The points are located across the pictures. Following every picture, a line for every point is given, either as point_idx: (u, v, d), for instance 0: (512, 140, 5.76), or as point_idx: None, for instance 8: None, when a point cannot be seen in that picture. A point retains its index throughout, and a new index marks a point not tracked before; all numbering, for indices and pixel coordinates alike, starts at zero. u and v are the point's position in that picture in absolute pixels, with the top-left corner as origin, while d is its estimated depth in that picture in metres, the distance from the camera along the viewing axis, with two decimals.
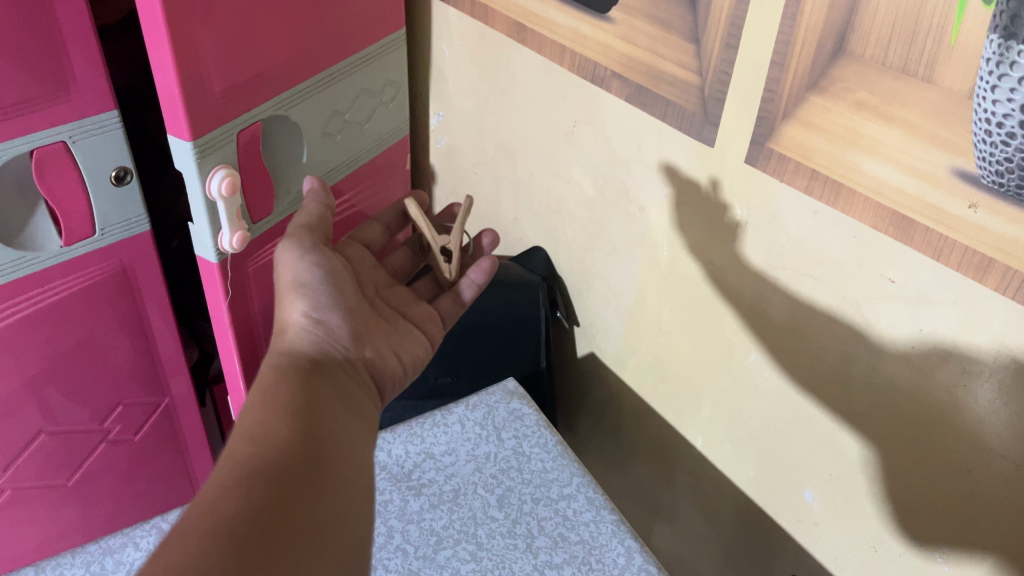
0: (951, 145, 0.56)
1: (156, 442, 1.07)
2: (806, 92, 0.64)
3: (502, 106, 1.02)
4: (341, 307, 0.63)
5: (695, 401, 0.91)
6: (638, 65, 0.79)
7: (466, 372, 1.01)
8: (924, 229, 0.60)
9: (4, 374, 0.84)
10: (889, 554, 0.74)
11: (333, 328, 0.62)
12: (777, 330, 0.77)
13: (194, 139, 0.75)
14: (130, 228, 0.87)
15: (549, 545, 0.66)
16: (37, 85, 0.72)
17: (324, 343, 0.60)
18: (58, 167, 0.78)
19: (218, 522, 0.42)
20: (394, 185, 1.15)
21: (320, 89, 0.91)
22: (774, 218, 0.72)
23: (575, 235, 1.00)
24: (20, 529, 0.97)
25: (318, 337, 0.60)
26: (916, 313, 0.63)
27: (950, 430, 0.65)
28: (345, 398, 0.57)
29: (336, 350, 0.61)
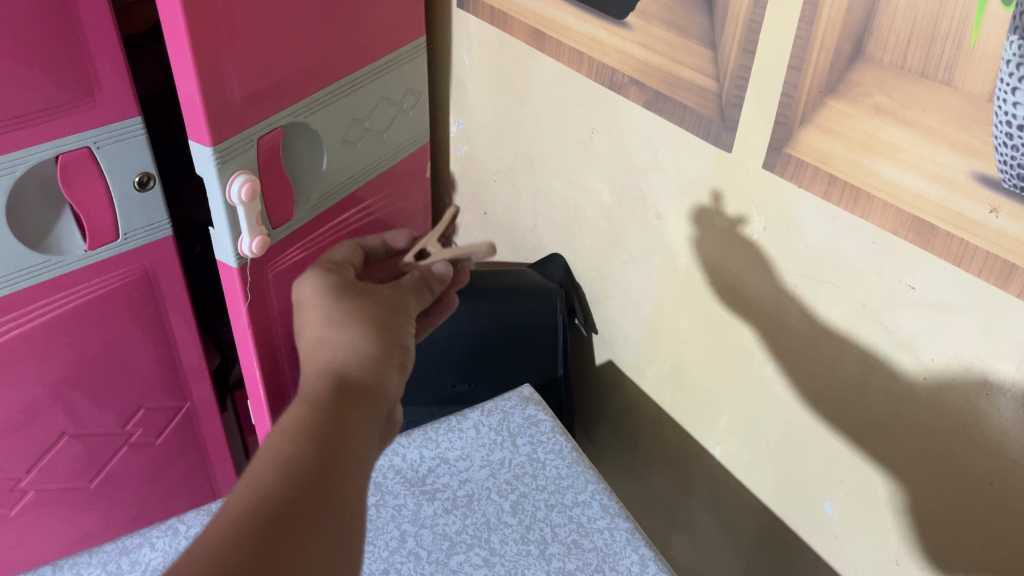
0: (971, 149, 0.55)
1: (178, 446, 1.08)
2: (824, 97, 0.64)
3: (521, 114, 1.02)
4: (411, 335, 0.58)
5: (714, 411, 0.90)
6: (656, 71, 0.79)
7: (483, 380, 1.02)
8: (945, 235, 0.59)
9: (30, 377, 0.86)
10: (912, 568, 0.73)
11: (403, 352, 0.56)
12: (795, 339, 0.76)
13: (215, 145, 0.76)
14: (153, 233, 0.88)
15: (562, 552, 0.66)
16: (62, 92, 0.74)
17: (390, 366, 0.54)
18: (83, 173, 0.79)
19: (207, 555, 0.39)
20: (415, 193, 1.16)
21: (340, 96, 0.92)
22: (792, 224, 0.71)
23: (593, 243, 1.00)
24: (42, 530, 0.98)
25: (390, 355, 0.54)
26: (937, 321, 0.62)
27: (973, 440, 0.63)
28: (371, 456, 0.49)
29: (398, 378, 0.55)
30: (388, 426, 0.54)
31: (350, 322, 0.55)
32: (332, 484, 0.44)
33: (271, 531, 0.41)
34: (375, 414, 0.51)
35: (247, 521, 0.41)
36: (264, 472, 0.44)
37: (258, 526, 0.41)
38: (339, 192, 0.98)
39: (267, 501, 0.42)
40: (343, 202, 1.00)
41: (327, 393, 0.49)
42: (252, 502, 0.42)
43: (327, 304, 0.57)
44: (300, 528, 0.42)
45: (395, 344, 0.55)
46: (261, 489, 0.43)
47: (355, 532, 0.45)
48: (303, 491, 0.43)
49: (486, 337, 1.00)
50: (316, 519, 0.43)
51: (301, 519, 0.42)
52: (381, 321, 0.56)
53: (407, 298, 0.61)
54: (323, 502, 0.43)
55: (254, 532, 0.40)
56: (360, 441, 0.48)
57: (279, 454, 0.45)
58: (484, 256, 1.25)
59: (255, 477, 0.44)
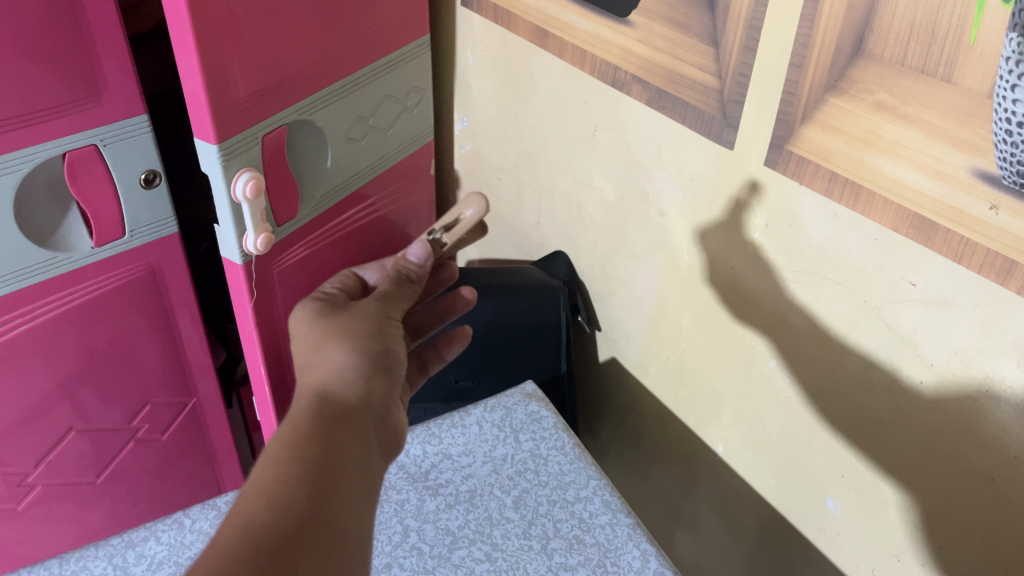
0: (971, 146, 0.56)
1: (184, 442, 1.08)
2: (825, 93, 0.64)
3: (524, 111, 1.02)
4: (398, 340, 0.55)
5: (716, 407, 0.91)
6: (658, 68, 0.79)
7: (487, 377, 1.03)
8: (945, 232, 0.59)
9: (37, 373, 0.87)
10: (913, 564, 0.73)
11: (389, 358, 0.53)
12: (797, 336, 0.76)
13: (220, 142, 0.77)
14: (159, 230, 0.89)
15: (565, 547, 0.66)
16: (69, 90, 0.74)
17: (374, 375, 0.51)
18: (90, 170, 0.80)
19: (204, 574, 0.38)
20: (419, 190, 1.16)
21: (344, 94, 0.92)
22: (793, 221, 0.71)
23: (596, 240, 1.00)
24: (49, 525, 0.99)
25: (373, 364, 0.52)
26: (938, 317, 0.63)
27: (973, 436, 0.63)
28: (367, 477, 0.47)
29: (387, 384, 0.52)
30: (386, 435, 0.51)
31: (328, 341, 0.53)
32: (322, 508, 0.42)
33: (260, 567, 0.39)
34: (364, 421, 0.49)
35: (235, 558, 0.39)
36: (253, 504, 0.42)
37: (246, 564, 0.38)
38: (343, 189, 0.99)
39: (253, 537, 0.40)
40: (348, 199, 1.01)
41: (309, 410, 0.47)
42: (240, 537, 0.40)
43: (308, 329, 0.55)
44: (289, 563, 0.39)
45: (378, 352, 0.53)
46: (249, 524, 0.41)
47: (350, 564, 0.42)
48: (291, 524, 0.41)
49: (489, 334, 1.00)
50: (306, 554, 0.40)
51: (290, 554, 0.40)
52: (361, 332, 0.54)
53: (391, 305, 0.58)
54: (313, 535, 0.41)
55: (245, 562, 0.39)
56: (352, 463, 0.46)
57: (267, 484, 0.43)
58: (488, 253, 1.25)
59: (244, 509, 0.41)
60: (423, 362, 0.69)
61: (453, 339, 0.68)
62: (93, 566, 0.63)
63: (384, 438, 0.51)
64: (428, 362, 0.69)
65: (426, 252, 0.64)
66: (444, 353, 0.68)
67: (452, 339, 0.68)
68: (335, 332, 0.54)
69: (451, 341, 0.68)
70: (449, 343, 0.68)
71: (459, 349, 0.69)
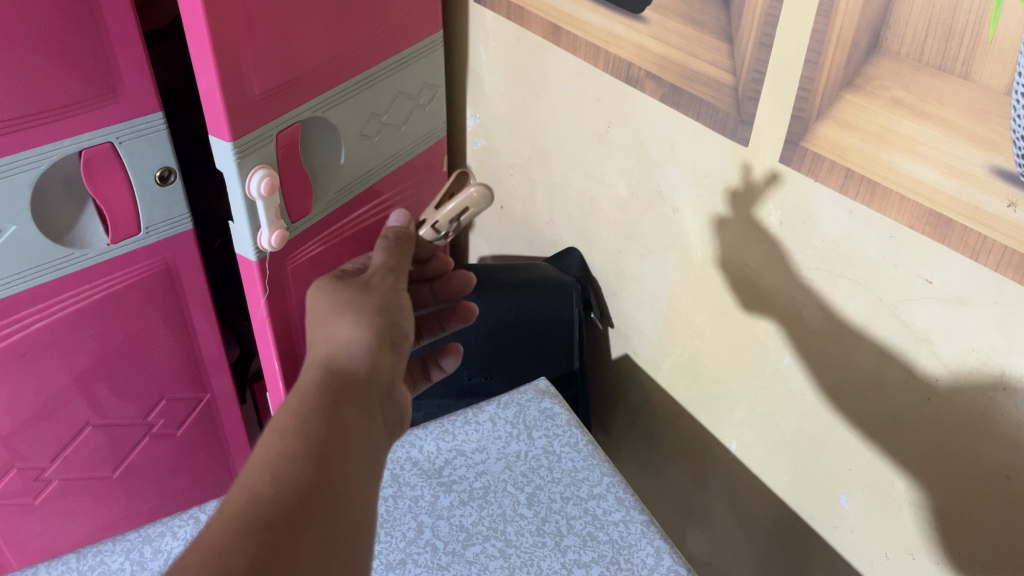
0: (989, 143, 0.55)
1: (198, 437, 1.09)
2: (840, 91, 0.64)
3: (537, 108, 1.02)
4: (406, 315, 0.55)
5: (729, 404, 0.90)
6: (672, 65, 0.79)
7: (499, 373, 1.03)
8: (962, 229, 0.59)
9: (54, 368, 0.87)
10: (927, 563, 0.73)
11: (397, 333, 0.53)
12: (812, 333, 0.76)
13: (235, 139, 0.77)
14: (174, 227, 0.90)
15: (578, 544, 0.66)
16: (85, 88, 0.75)
17: (382, 349, 0.51)
18: (106, 167, 0.80)
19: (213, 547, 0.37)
20: (431, 187, 1.17)
21: (358, 91, 0.92)
22: (808, 219, 0.71)
23: (609, 237, 1.00)
24: (66, 519, 1.00)
25: (382, 336, 0.52)
26: (955, 316, 0.62)
27: (989, 434, 0.63)
28: (373, 456, 0.46)
29: (394, 360, 0.52)
30: (391, 410, 0.51)
31: (340, 310, 0.52)
32: (328, 484, 0.41)
33: (265, 541, 0.37)
34: (371, 402, 0.48)
35: (240, 532, 0.38)
36: (256, 478, 0.40)
37: (250, 539, 0.37)
38: (356, 186, 0.99)
39: (257, 509, 0.39)
40: (361, 196, 1.01)
41: (316, 385, 0.46)
42: (244, 512, 0.39)
43: (319, 297, 0.55)
44: (296, 536, 0.38)
45: (386, 325, 0.53)
46: (254, 497, 0.39)
47: (355, 548, 0.41)
48: (298, 497, 0.40)
49: (502, 330, 1.00)
50: (312, 529, 0.39)
51: (296, 528, 0.38)
52: (371, 303, 0.53)
53: (393, 279, 0.57)
54: (318, 511, 0.40)
55: (248, 534, 0.37)
56: (359, 441, 0.45)
57: (272, 458, 0.41)
58: (500, 250, 1.25)
59: (249, 482, 0.40)
60: (425, 368, 0.69)
61: (448, 351, 0.68)
62: (111, 562, 0.63)
63: (389, 414, 0.51)
64: (429, 369, 0.69)
65: (406, 219, 0.67)
66: (442, 364, 0.68)
67: (447, 351, 0.68)
68: (346, 302, 0.53)
69: (446, 353, 0.68)
70: (444, 355, 0.68)
71: (454, 362, 0.68)
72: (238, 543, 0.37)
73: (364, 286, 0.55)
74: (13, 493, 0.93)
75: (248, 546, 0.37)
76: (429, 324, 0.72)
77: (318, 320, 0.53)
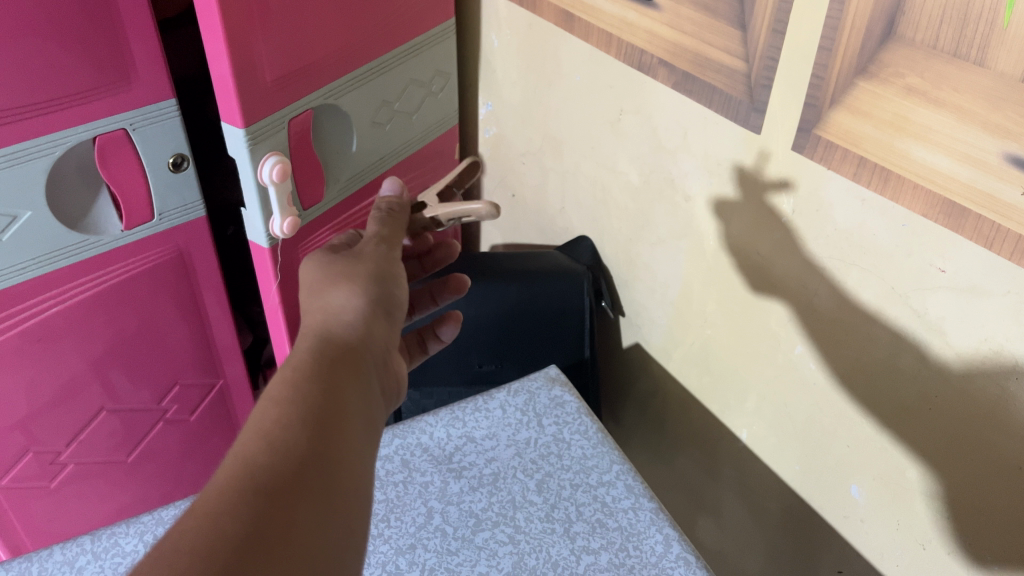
0: (1003, 131, 0.55)
1: (210, 422, 1.10)
2: (854, 77, 0.63)
3: (549, 96, 1.02)
4: (399, 283, 0.57)
5: (741, 393, 0.90)
6: (685, 52, 0.79)
7: (510, 360, 1.03)
8: (976, 218, 0.58)
9: (70, 354, 0.88)
10: (939, 553, 0.73)
11: (390, 301, 0.55)
12: (825, 321, 0.75)
13: (248, 126, 0.78)
14: (187, 213, 0.90)
15: (587, 530, 0.66)
16: (99, 75, 0.75)
17: (377, 316, 0.53)
18: (120, 153, 0.81)
19: (212, 515, 0.37)
20: (442, 175, 1.17)
21: (370, 79, 0.93)
22: (820, 208, 0.71)
23: (620, 226, 1.00)
24: (82, 504, 1.01)
25: (375, 304, 0.53)
26: (969, 305, 0.62)
27: (1001, 424, 0.63)
28: (370, 420, 0.47)
29: (388, 328, 0.53)
30: (387, 377, 0.52)
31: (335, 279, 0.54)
32: (323, 450, 0.41)
33: (262, 508, 0.37)
34: (371, 377, 0.48)
35: (237, 499, 0.38)
36: (253, 446, 0.40)
37: (247, 505, 0.37)
38: (367, 173, 0.99)
39: (250, 476, 0.39)
40: (372, 184, 1.01)
41: (314, 356, 0.47)
42: (239, 479, 0.39)
43: (314, 266, 0.56)
44: (291, 500, 0.38)
45: (380, 293, 0.54)
46: (250, 464, 0.39)
47: (355, 511, 0.41)
48: (294, 464, 0.40)
49: (512, 318, 1.01)
50: (308, 496, 0.39)
51: (292, 493, 0.39)
52: (365, 271, 0.55)
53: (389, 250, 0.60)
54: (315, 478, 0.40)
55: (243, 502, 0.37)
56: (354, 407, 0.45)
57: (267, 426, 0.42)
58: (512, 239, 1.25)
59: (246, 452, 0.40)
60: (423, 340, 0.70)
61: (446, 320, 0.69)
62: (125, 544, 0.62)
63: (385, 381, 0.52)
64: (426, 340, 0.70)
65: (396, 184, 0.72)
66: (439, 334, 0.69)
67: (444, 320, 0.69)
68: (340, 272, 0.55)
69: (444, 322, 0.69)
70: (442, 324, 0.69)
71: (453, 330, 0.70)
72: (236, 511, 0.37)
73: (359, 255, 0.57)
74: (29, 478, 0.94)
75: (242, 511, 0.37)
76: (421, 299, 0.74)
77: (312, 285, 0.54)
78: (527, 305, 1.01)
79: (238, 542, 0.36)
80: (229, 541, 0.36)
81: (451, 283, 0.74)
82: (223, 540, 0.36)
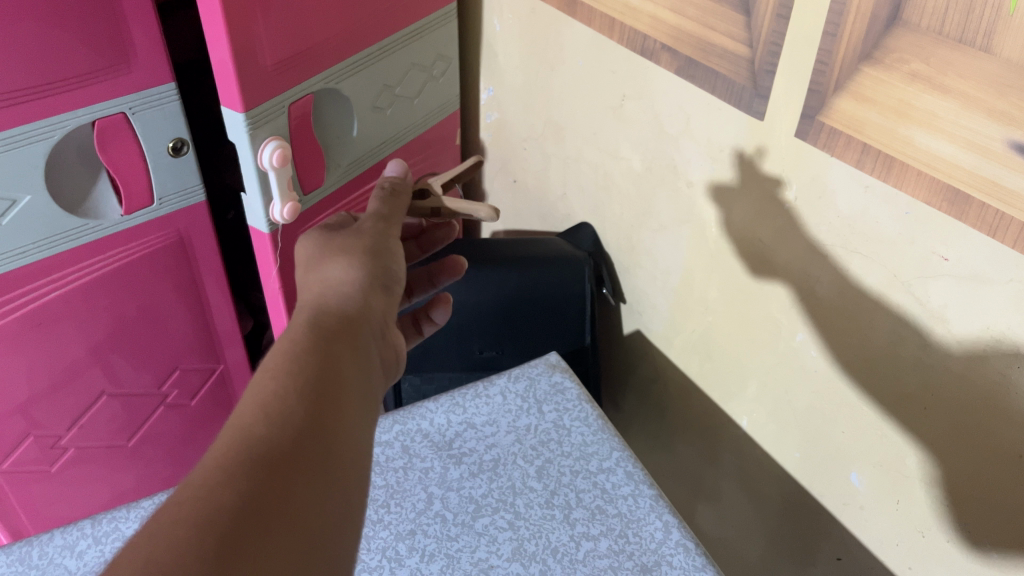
0: (1009, 118, 0.55)
1: (210, 407, 1.10)
2: (859, 63, 0.63)
3: (551, 81, 1.02)
4: (396, 258, 0.57)
5: (741, 381, 0.90)
6: (689, 37, 0.78)
7: (511, 346, 1.03)
8: (980, 205, 0.58)
9: (70, 338, 0.88)
10: (938, 541, 0.73)
11: (388, 275, 0.55)
12: (826, 308, 0.75)
13: (248, 111, 0.77)
14: (187, 198, 0.90)
15: (586, 517, 0.66)
16: (98, 58, 0.75)
17: (374, 289, 0.53)
18: (119, 137, 0.80)
19: (208, 484, 0.37)
20: (444, 160, 1.16)
21: (370, 63, 0.92)
22: (823, 194, 0.70)
23: (622, 212, 1.00)
24: (82, 488, 1.01)
25: (373, 278, 0.53)
26: (971, 293, 0.61)
27: (1003, 412, 0.63)
28: (367, 394, 0.46)
29: (386, 301, 0.53)
30: (385, 349, 0.52)
31: (332, 258, 0.54)
32: (320, 422, 0.41)
33: (259, 480, 0.37)
34: (369, 353, 0.48)
35: (232, 470, 0.37)
36: (249, 417, 0.40)
37: (243, 476, 0.37)
38: (368, 159, 0.99)
39: (247, 447, 0.38)
40: (372, 169, 1.01)
41: (313, 329, 0.46)
42: (235, 450, 0.38)
43: (310, 247, 0.56)
44: (289, 472, 0.38)
45: (378, 268, 0.54)
46: (246, 436, 0.39)
47: (351, 483, 0.41)
48: (291, 435, 0.39)
49: (514, 304, 1.01)
50: (305, 468, 0.39)
51: (289, 465, 0.38)
52: (363, 247, 0.55)
53: (389, 226, 0.60)
54: (312, 451, 0.40)
55: (240, 472, 0.37)
56: (352, 381, 0.45)
57: (264, 396, 0.41)
58: (513, 225, 1.25)
59: (242, 424, 0.40)
60: (417, 322, 0.70)
61: (436, 303, 0.69)
62: (125, 529, 0.62)
63: (383, 352, 0.51)
64: (420, 323, 0.70)
65: (402, 167, 0.71)
66: (433, 317, 0.70)
67: (436, 303, 0.69)
68: (337, 251, 0.55)
69: (436, 305, 0.69)
70: (434, 307, 0.69)
71: (445, 313, 0.69)
72: (231, 482, 0.37)
73: (357, 231, 0.57)
74: (30, 461, 0.94)
75: (238, 480, 0.37)
76: (420, 280, 0.74)
77: (308, 267, 0.54)
78: (528, 291, 1.01)
79: (235, 512, 0.36)
80: (226, 511, 0.35)
81: (450, 266, 0.73)
82: (218, 509, 0.35)
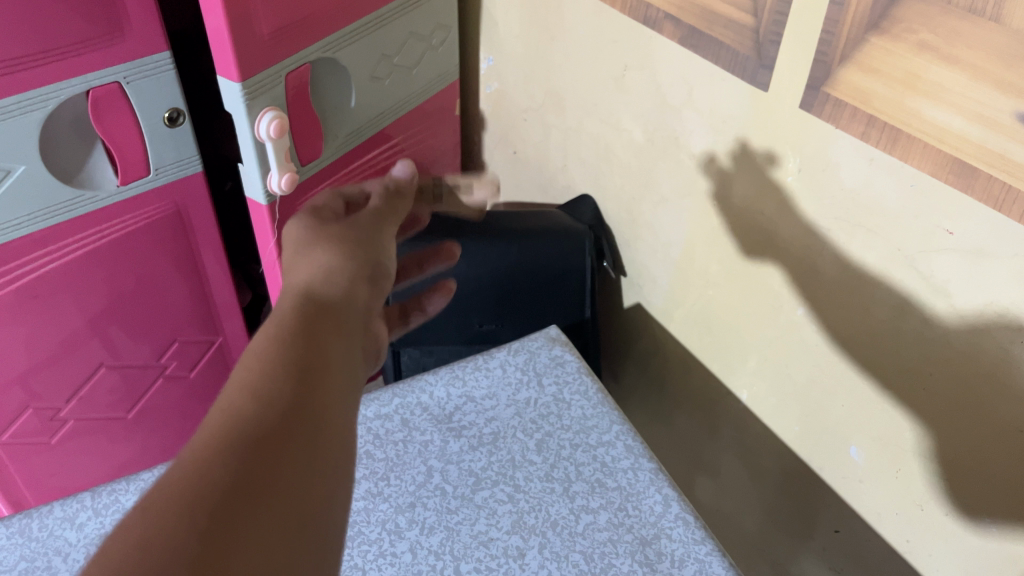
0: (1018, 89, 0.54)
1: (209, 380, 1.10)
2: (865, 33, 0.62)
3: (553, 51, 1.00)
4: (386, 256, 0.55)
5: (742, 355, 0.90)
6: (693, 7, 0.77)
7: (511, 319, 1.02)
8: (987, 179, 0.57)
9: (68, 311, 0.88)
10: (936, 514, 0.73)
11: (377, 268, 0.53)
12: (828, 282, 0.75)
13: (244, 80, 0.76)
14: (183, 168, 0.89)
15: (586, 490, 0.66)
16: (91, 26, 0.73)
17: (361, 279, 0.51)
18: (114, 107, 0.79)
19: (196, 461, 0.36)
20: (443, 131, 1.15)
21: (368, 32, 0.90)
22: (827, 167, 0.70)
23: (623, 184, 0.99)
24: (82, 460, 1.01)
25: (360, 269, 0.51)
26: (975, 268, 0.61)
27: (1004, 387, 0.62)
28: (354, 376, 0.46)
29: (371, 293, 0.51)
30: (368, 341, 0.50)
31: (323, 236, 0.52)
32: (308, 400, 0.41)
33: (247, 457, 0.37)
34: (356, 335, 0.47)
35: (220, 448, 0.37)
36: (235, 397, 0.40)
37: (231, 453, 0.37)
38: (367, 130, 0.98)
39: (234, 425, 0.38)
40: (371, 140, 1.00)
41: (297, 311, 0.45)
42: (221, 429, 0.38)
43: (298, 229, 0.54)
44: (277, 449, 0.38)
45: (366, 260, 0.52)
46: (233, 414, 0.39)
47: (342, 460, 0.41)
48: (278, 413, 0.39)
49: (514, 277, 1.00)
50: (293, 444, 0.38)
51: (277, 443, 0.38)
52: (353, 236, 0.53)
53: (384, 224, 0.58)
54: (300, 428, 0.39)
55: (227, 449, 0.37)
56: (340, 361, 0.44)
57: (251, 376, 0.41)
58: (513, 197, 1.24)
59: (228, 401, 0.40)
60: (405, 313, 0.62)
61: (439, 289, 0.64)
62: (125, 502, 0.62)
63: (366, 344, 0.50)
64: (410, 312, 0.62)
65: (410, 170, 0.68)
66: (427, 304, 0.63)
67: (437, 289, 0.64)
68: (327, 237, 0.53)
69: (436, 292, 0.64)
70: (433, 295, 0.64)
71: (442, 301, 0.64)
72: (220, 460, 0.36)
73: (350, 221, 0.56)
74: (31, 433, 0.94)
75: (225, 457, 0.37)
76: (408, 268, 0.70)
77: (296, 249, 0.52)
78: (528, 264, 1.00)
79: (223, 488, 0.35)
80: (214, 487, 0.35)
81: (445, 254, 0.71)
82: (206, 486, 0.35)
